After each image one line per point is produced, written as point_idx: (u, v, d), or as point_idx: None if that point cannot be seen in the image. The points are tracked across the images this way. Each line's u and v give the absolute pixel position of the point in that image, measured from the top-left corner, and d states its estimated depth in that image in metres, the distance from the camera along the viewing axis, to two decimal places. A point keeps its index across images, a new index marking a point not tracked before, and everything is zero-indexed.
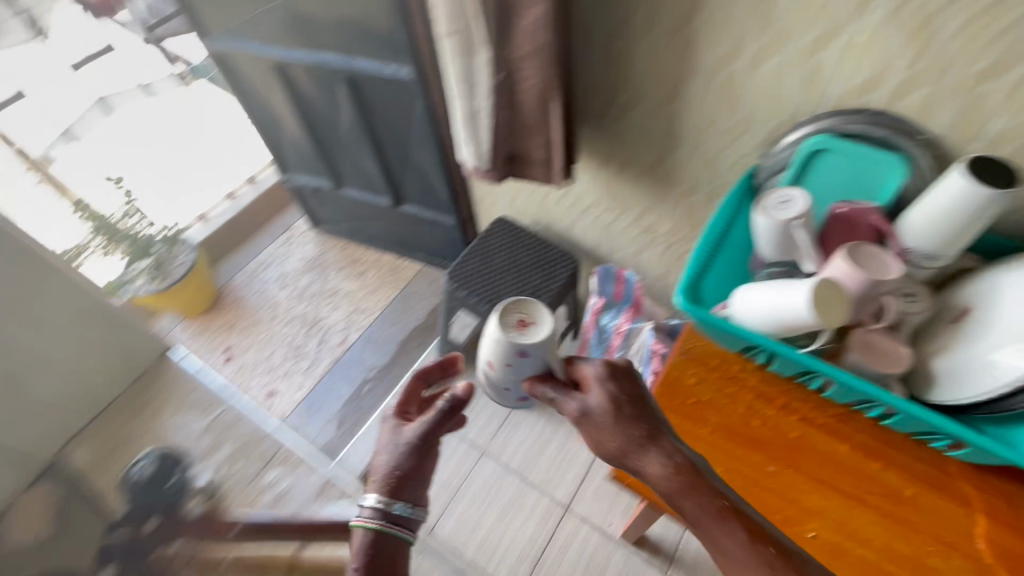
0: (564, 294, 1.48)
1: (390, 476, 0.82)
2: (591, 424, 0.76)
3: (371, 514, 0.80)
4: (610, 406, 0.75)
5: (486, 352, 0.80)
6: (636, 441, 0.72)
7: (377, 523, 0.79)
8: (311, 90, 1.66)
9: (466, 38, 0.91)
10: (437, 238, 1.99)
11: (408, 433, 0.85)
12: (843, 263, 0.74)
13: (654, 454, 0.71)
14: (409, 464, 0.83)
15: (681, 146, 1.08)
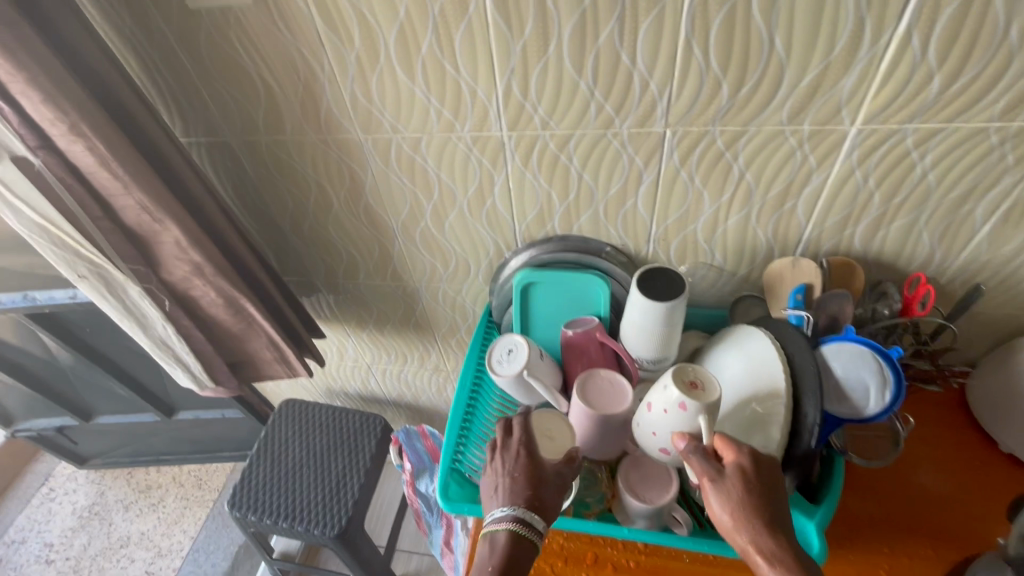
0: (380, 462, 1.28)
1: (529, 494, 0.61)
2: (719, 492, 0.55)
3: (508, 524, 0.59)
4: (738, 492, 0.54)
5: (697, 378, 0.64)
6: (754, 514, 0.53)
7: (513, 525, 0.59)
8: (1, 329, 1.35)
9: (101, 278, 0.75)
10: (235, 433, 1.72)
11: (510, 464, 0.64)
12: (671, 380, 0.63)
13: (758, 534, 0.53)
14: (534, 499, 0.61)
15: (420, 296, 1.02)
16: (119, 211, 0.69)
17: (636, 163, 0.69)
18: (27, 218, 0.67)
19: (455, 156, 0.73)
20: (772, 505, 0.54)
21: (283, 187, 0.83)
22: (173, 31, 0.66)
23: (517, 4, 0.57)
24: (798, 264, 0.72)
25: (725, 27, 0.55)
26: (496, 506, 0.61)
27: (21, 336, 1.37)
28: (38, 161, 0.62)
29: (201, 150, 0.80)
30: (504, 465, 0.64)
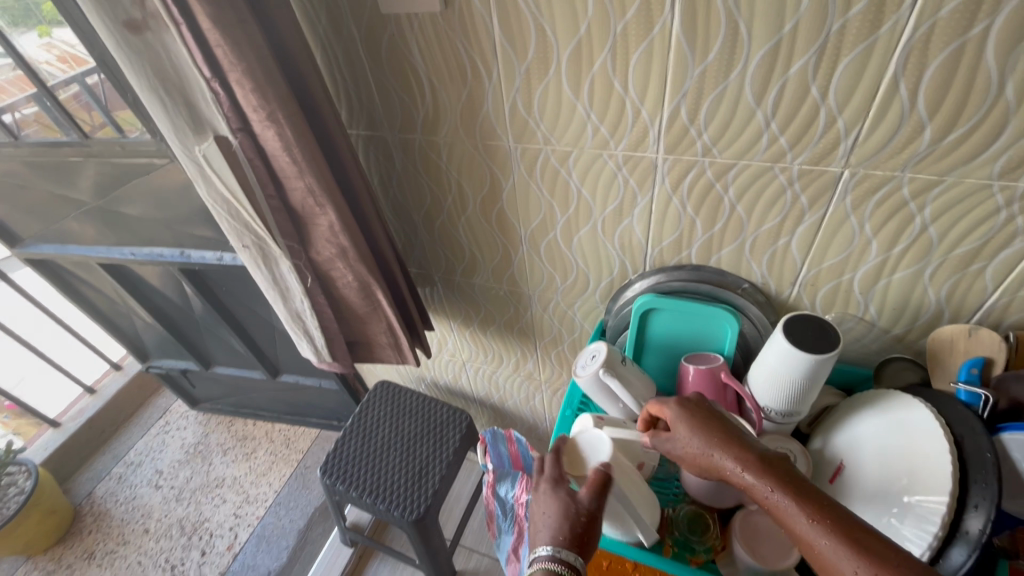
0: (461, 457, 1.30)
1: (563, 531, 0.61)
2: (680, 441, 0.61)
3: (545, 557, 0.60)
4: (686, 434, 0.60)
5: (579, 431, 0.74)
6: (707, 446, 0.57)
7: (552, 562, 0.59)
8: (154, 277, 1.53)
9: (261, 250, 0.82)
10: (326, 403, 1.83)
11: (541, 501, 0.65)
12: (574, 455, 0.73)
13: (719, 456, 0.56)
14: (569, 534, 0.61)
15: (530, 305, 1.02)
16: (289, 192, 0.75)
17: (800, 202, 0.64)
18: (215, 191, 0.74)
19: (601, 174, 0.73)
20: (721, 428, 0.58)
21: (426, 184, 0.87)
22: (361, 34, 0.71)
23: (709, 28, 0.55)
24: (976, 334, 0.64)
25: (946, 66, 0.50)
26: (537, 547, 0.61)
27: (168, 285, 1.55)
28: (235, 141, 0.68)
29: (360, 142, 0.85)
30: (539, 503, 0.66)
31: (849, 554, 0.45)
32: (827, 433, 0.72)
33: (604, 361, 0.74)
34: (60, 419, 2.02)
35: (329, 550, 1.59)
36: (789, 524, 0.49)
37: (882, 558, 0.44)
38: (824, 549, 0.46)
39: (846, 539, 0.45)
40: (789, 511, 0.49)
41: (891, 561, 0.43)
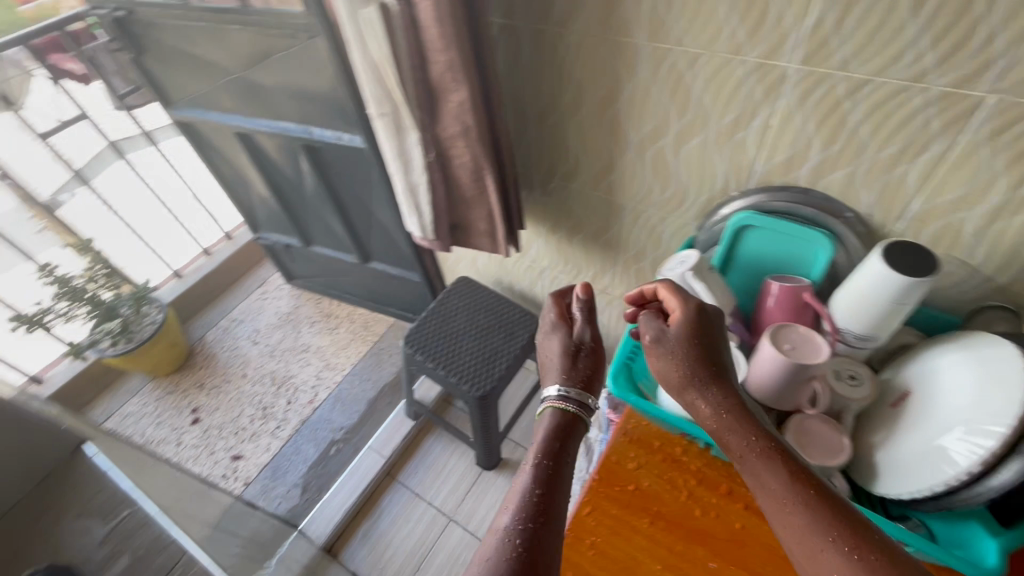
0: (527, 354, 1.42)
1: (568, 376, 0.73)
2: (663, 348, 0.64)
3: (550, 399, 0.71)
4: (676, 356, 0.63)
5: None
6: (696, 375, 0.62)
7: (558, 404, 0.70)
8: (274, 155, 1.70)
9: (395, 119, 0.92)
10: (406, 296, 2.00)
11: (554, 352, 0.76)
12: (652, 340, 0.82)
13: (704, 392, 0.62)
14: (572, 378, 0.73)
15: (622, 216, 1.07)
16: (430, 65, 0.83)
17: (932, 126, 0.64)
18: (367, 56, 0.83)
19: (727, 81, 0.74)
20: (709, 362, 0.63)
21: (547, 80, 0.92)
22: None
23: None
24: None
25: None
26: (547, 391, 0.72)
27: (286, 164, 1.71)
28: (395, 8, 0.76)
29: (494, 31, 0.90)
30: (553, 354, 0.76)
31: (814, 518, 0.52)
32: (900, 365, 0.75)
33: (694, 264, 0.79)
34: (181, 272, 2.34)
35: (395, 419, 1.80)
36: (758, 478, 0.56)
37: (844, 518, 0.52)
38: (795, 513, 0.53)
39: (811, 504, 0.53)
40: (767, 473, 0.56)
41: (861, 533, 0.51)
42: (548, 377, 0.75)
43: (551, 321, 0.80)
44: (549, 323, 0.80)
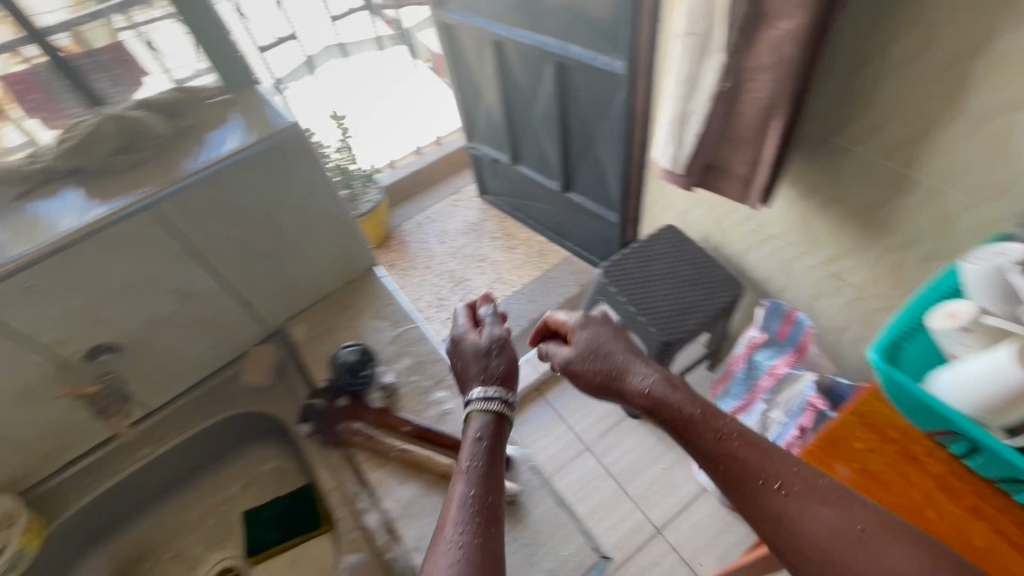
0: (720, 319, 1.39)
1: (504, 384, 0.70)
2: (598, 330, 0.73)
3: (477, 404, 0.66)
4: (596, 333, 0.72)
5: (949, 312, 0.70)
6: (613, 368, 0.68)
7: (497, 406, 0.66)
8: (524, 78, 1.77)
9: (704, 41, 0.90)
10: (593, 234, 2.05)
11: (477, 369, 0.72)
12: (932, 330, 0.70)
13: (643, 377, 0.65)
14: (495, 378, 0.70)
15: (910, 193, 0.96)
16: None
17: None
18: None
19: None
20: (623, 357, 0.68)
21: (894, 16, 0.82)
22: None
23: None
24: None
25: None
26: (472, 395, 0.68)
27: (530, 88, 1.79)
28: None
29: None
30: (474, 371, 0.72)
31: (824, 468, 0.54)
32: None
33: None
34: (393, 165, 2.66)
35: None
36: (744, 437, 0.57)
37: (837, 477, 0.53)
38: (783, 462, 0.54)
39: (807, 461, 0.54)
40: (746, 431, 0.58)
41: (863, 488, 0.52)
42: (474, 382, 0.71)
43: (456, 342, 0.77)
44: (463, 329, 0.77)
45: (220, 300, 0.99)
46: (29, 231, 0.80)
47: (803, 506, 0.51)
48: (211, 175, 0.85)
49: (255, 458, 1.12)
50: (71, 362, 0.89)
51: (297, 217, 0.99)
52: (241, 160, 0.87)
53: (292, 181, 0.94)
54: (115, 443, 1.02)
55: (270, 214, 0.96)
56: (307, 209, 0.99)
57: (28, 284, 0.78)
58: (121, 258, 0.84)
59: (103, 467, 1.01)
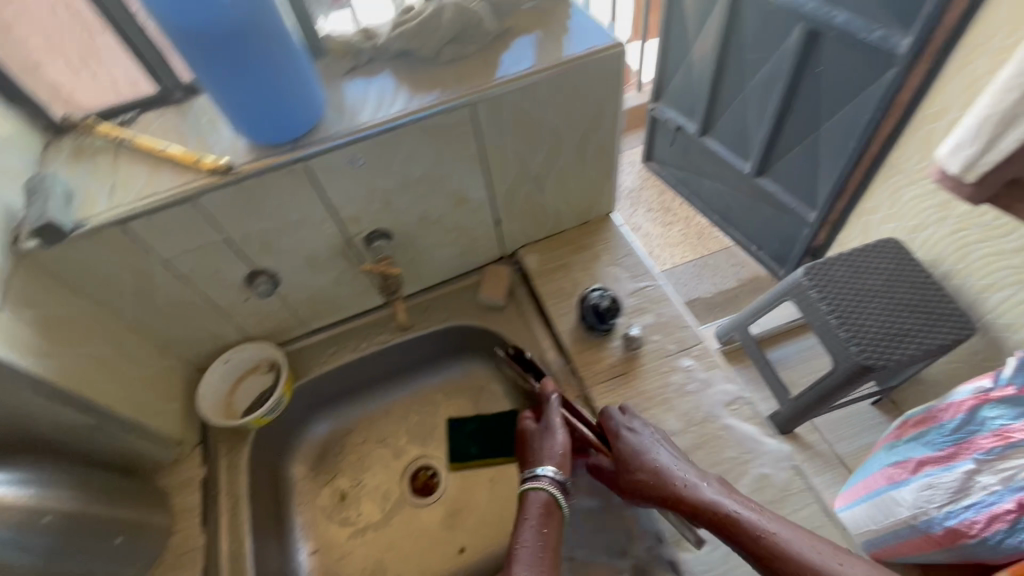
0: (932, 356, 0.94)
1: (566, 463, 0.61)
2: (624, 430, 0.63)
3: (544, 483, 0.58)
4: (625, 438, 0.62)
5: None
6: (655, 472, 0.59)
7: (552, 491, 0.58)
8: (768, 64, 1.54)
9: None
10: (775, 228, 1.84)
11: (549, 438, 0.63)
12: None
13: (673, 490, 0.58)
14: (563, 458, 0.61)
15: None
16: None
17: None
18: None
19: None
20: (648, 475, 0.59)
21: None
22: None
23: None
24: None
25: None
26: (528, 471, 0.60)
27: (767, 79, 1.55)
28: None
29: None
30: (540, 441, 0.63)
31: None
32: None
33: None
34: None
35: None
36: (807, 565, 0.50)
37: None
38: None
39: None
40: (807, 560, 0.50)
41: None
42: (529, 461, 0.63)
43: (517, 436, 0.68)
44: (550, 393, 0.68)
45: (494, 218, 0.81)
46: (336, 108, 0.64)
47: (806, 564, 0.50)
48: (552, 78, 0.66)
49: (448, 376, 0.91)
50: (349, 242, 0.74)
51: (608, 138, 0.78)
52: (579, 74, 0.68)
53: (611, 95, 0.72)
54: (325, 334, 0.86)
55: (579, 127, 0.74)
56: (623, 130, 0.78)
57: (351, 160, 0.64)
58: (436, 151, 0.68)
59: (349, 340, 0.86)
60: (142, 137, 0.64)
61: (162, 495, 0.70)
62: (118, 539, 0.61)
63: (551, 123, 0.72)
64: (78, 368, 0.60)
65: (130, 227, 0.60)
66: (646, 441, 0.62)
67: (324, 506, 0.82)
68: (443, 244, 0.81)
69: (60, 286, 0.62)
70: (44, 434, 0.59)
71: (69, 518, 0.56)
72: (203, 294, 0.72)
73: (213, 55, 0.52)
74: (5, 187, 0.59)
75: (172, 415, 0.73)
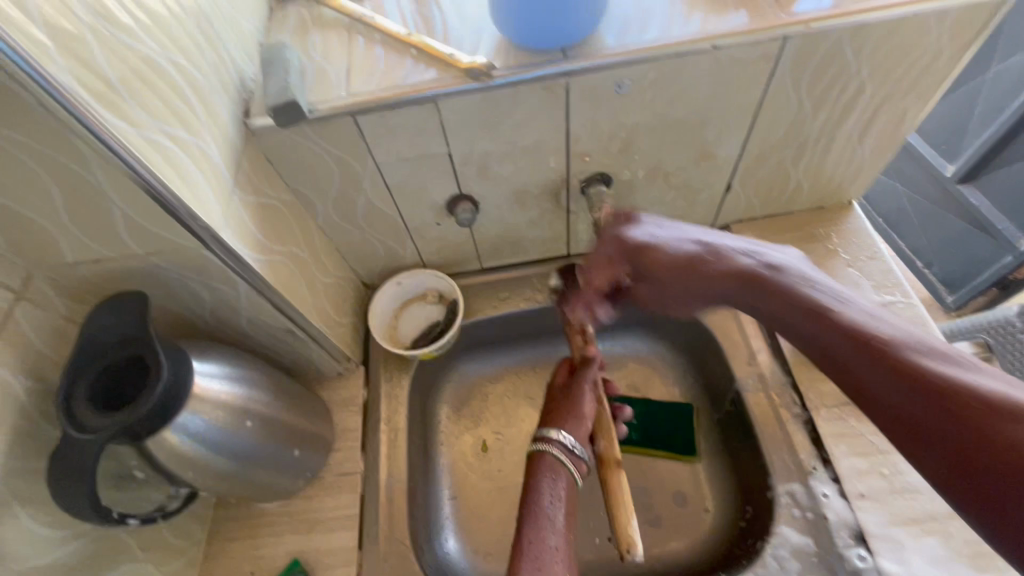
0: None
1: (586, 422, 0.59)
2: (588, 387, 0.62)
3: (557, 449, 0.55)
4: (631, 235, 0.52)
5: None
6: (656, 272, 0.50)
7: (566, 453, 0.55)
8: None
9: None
10: (964, 247, 1.16)
11: (581, 391, 0.61)
12: None
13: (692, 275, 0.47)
14: (561, 409, 0.60)
15: None
16: None
17: None
18: None
19: None
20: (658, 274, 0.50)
21: None
22: None
23: None
24: None
25: None
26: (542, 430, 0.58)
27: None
28: None
29: None
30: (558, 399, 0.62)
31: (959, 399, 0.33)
32: None
33: None
34: None
35: None
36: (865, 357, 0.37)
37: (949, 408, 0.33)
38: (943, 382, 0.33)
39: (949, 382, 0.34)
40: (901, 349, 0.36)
41: None
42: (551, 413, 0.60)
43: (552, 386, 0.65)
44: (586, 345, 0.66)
45: (727, 183, 0.68)
46: (614, 18, 0.52)
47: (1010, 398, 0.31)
48: (900, 19, 0.51)
49: (626, 350, 0.80)
50: (566, 183, 0.64)
51: (912, 109, 0.61)
52: (933, 19, 0.51)
53: (954, 51, 0.55)
54: (500, 274, 0.78)
55: (887, 89, 0.58)
56: (937, 101, 0.60)
57: (618, 84, 0.52)
58: (715, 90, 0.54)
59: (524, 286, 0.77)
60: (377, 19, 0.55)
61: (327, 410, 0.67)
62: (297, 452, 0.59)
63: (860, 77, 0.56)
64: (283, 267, 0.55)
65: (362, 121, 0.52)
66: (690, 234, 0.49)
67: (466, 455, 0.76)
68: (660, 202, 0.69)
69: (275, 172, 0.56)
70: (243, 328, 0.56)
71: (261, 426, 0.53)
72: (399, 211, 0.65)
73: None
74: (236, 50, 0.52)
75: (344, 330, 0.68)
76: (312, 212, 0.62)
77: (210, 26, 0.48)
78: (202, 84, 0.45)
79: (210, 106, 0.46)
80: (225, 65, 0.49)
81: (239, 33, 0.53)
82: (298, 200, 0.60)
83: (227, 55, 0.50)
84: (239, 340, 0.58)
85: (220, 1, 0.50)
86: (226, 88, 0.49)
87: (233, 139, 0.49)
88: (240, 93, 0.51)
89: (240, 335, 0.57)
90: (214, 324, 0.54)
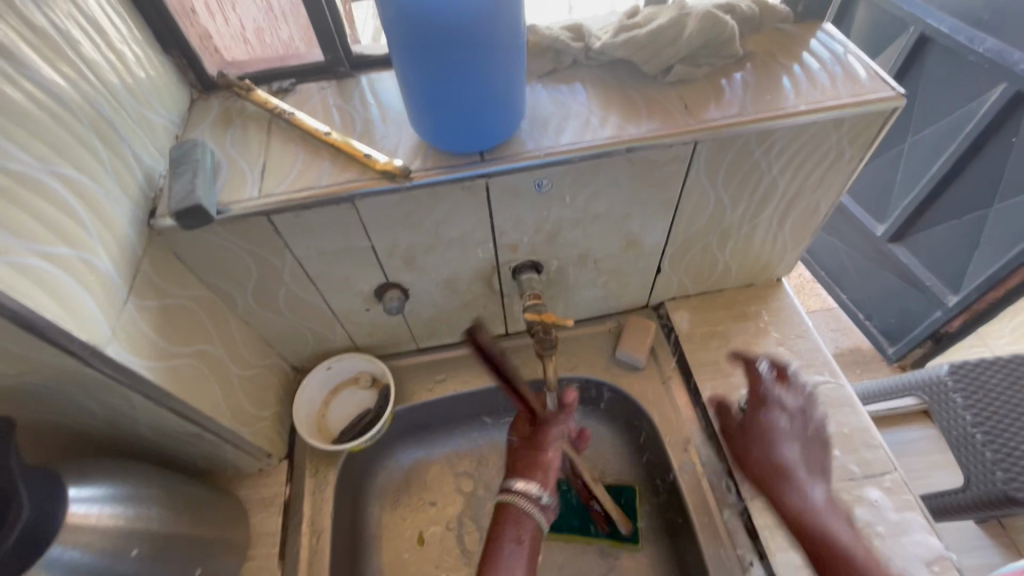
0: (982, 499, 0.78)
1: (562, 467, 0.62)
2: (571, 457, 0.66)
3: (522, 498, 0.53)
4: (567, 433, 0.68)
5: None
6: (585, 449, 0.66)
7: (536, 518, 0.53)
8: (952, 112, 1.00)
9: None
10: (899, 302, 1.20)
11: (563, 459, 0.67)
12: None
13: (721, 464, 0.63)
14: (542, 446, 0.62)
15: None
16: None
17: None
18: None
19: None
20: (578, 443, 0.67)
21: None
22: None
23: None
24: None
25: None
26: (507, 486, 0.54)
27: (946, 126, 1.02)
28: None
29: None
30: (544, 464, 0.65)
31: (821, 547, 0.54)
32: None
33: None
34: None
35: None
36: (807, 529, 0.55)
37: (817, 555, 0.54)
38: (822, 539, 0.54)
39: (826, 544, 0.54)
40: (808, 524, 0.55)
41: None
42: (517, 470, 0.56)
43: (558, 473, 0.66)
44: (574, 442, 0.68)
45: (657, 267, 0.69)
46: (532, 120, 0.54)
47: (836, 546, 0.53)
48: (802, 127, 0.53)
49: None
50: (496, 270, 0.64)
51: (824, 200, 0.64)
52: (829, 126, 0.54)
53: (854, 151, 0.58)
54: (437, 355, 0.76)
55: (800, 181, 0.60)
56: (846, 192, 0.63)
57: (538, 183, 0.53)
58: (634, 187, 0.56)
59: (461, 367, 0.76)
60: (297, 114, 0.55)
61: (244, 512, 0.63)
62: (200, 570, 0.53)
63: (771, 174, 0.59)
64: (187, 369, 0.51)
65: (276, 219, 0.51)
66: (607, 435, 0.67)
67: (398, 552, 0.71)
68: (594, 285, 0.70)
69: (182, 266, 0.53)
70: (139, 434, 0.52)
71: (150, 547, 0.47)
72: (323, 299, 0.63)
73: (425, 44, 0.42)
74: (143, 147, 0.50)
75: (266, 424, 0.65)
76: (230, 304, 0.59)
77: (110, 127, 0.46)
78: (94, 189, 0.43)
79: (102, 211, 0.43)
80: (127, 165, 0.48)
81: (150, 129, 0.52)
82: (213, 293, 0.57)
83: (128, 152, 0.48)
84: (132, 445, 0.53)
85: (127, 99, 0.49)
86: (125, 189, 0.47)
87: (129, 239, 0.46)
88: (143, 190, 0.49)
89: (139, 441, 0.52)
90: (108, 433, 0.50)
